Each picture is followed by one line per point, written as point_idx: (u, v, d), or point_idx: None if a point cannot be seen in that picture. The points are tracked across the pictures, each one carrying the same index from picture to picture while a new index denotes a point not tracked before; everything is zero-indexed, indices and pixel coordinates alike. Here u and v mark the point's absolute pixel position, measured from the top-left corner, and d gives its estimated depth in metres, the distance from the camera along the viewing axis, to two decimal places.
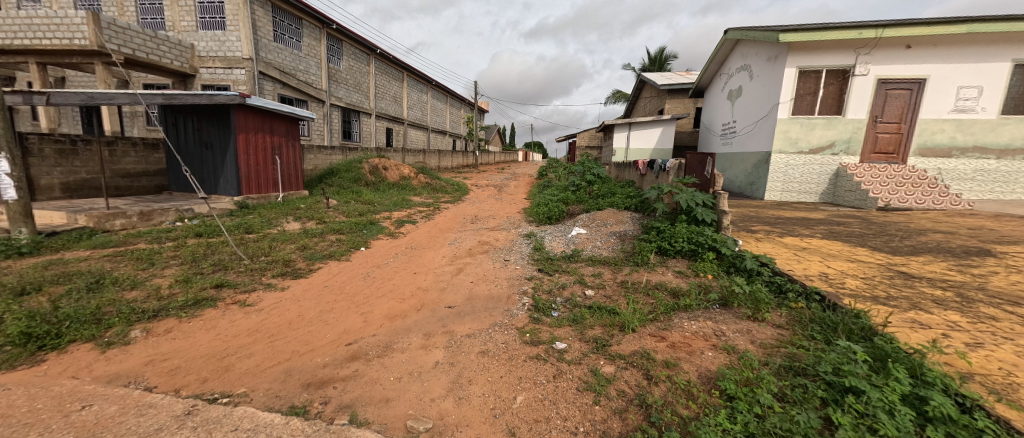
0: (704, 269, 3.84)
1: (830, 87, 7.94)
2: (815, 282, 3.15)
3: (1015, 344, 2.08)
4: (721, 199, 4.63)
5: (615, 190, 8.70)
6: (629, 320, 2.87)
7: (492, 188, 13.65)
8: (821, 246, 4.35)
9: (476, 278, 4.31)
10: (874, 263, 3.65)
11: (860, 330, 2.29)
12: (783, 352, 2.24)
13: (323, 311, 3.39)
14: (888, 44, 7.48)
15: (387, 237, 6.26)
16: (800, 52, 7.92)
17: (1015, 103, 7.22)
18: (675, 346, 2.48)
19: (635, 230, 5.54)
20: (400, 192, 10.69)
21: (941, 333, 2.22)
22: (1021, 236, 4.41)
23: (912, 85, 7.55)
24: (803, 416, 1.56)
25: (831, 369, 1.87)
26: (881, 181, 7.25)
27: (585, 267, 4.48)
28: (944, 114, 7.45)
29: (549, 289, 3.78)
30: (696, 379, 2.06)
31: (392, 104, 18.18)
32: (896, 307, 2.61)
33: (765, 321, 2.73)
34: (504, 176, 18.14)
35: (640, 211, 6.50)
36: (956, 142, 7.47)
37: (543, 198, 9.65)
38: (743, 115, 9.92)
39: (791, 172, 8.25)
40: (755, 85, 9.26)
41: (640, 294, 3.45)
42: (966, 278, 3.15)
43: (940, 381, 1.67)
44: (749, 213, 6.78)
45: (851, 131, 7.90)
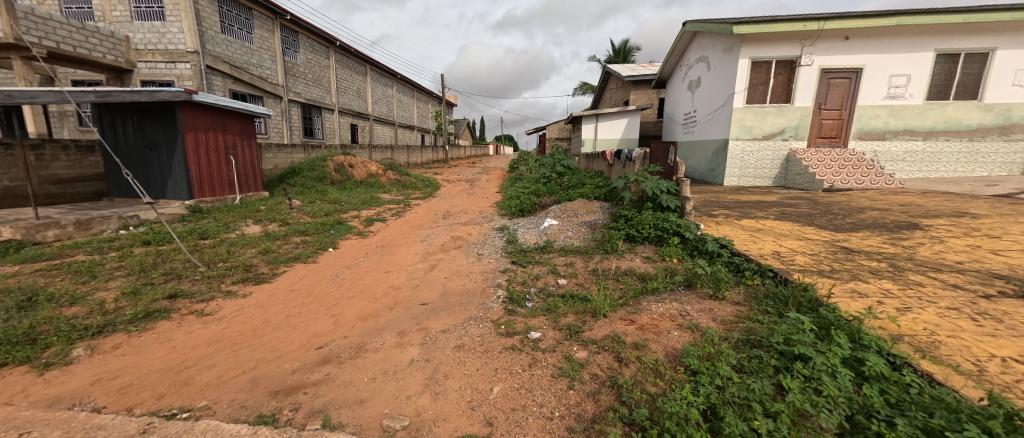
0: (670, 254, 4.01)
1: (779, 77, 8.42)
2: (769, 261, 3.38)
3: (937, 306, 2.32)
4: (683, 186, 4.83)
5: (584, 180, 8.85)
6: (601, 306, 2.96)
7: (464, 183, 13.54)
8: (774, 226, 4.65)
9: (450, 274, 4.28)
10: (820, 240, 3.95)
11: (808, 302, 2.49)
12: (741, 327, 2.39)
13: (290, 316, 3.27)
14: (830, 36, 8.00)
15: (357, 237, 6.08)
16: (752, 43, 8.32)
17: (938, 90, 7.93)
18: (644, 328, 2.58)
19: (604, 219, 5.68)
20: (368, 190, 10.38)
21: (877, 300, 2.44)
22: (943, 210, 4.91)
23: (851, 74, 8.15)
24: (758, 384, 1.68)
25: (783, 339, 2.02)
26: (826, 164, 7.81)
27: (557, 257, 4.55)
28: (879, 101, 8.10)
29: (523, 281, 3.82)
30: (663, 357, 2.16)
31: (355, 99, 17.54)
32: (839, 280, 2.85)
33: (725, 299, 2.90)
34: (475, 170, 18.02)
35: (608, 201, 6.66)
36: (889, 126, 8.15)
37: (514, 191, 9.69)
38: (702, 105, 10.34)
39: (747, 158, 8.74)
40: (712, 75, 9.67)
41: (611, 280, 3.57)
42: (898, 249, 3.48)
43: (874, 343, 1.85)
44: (710, 198, 7.12)
45: (799, 118, 8.44)
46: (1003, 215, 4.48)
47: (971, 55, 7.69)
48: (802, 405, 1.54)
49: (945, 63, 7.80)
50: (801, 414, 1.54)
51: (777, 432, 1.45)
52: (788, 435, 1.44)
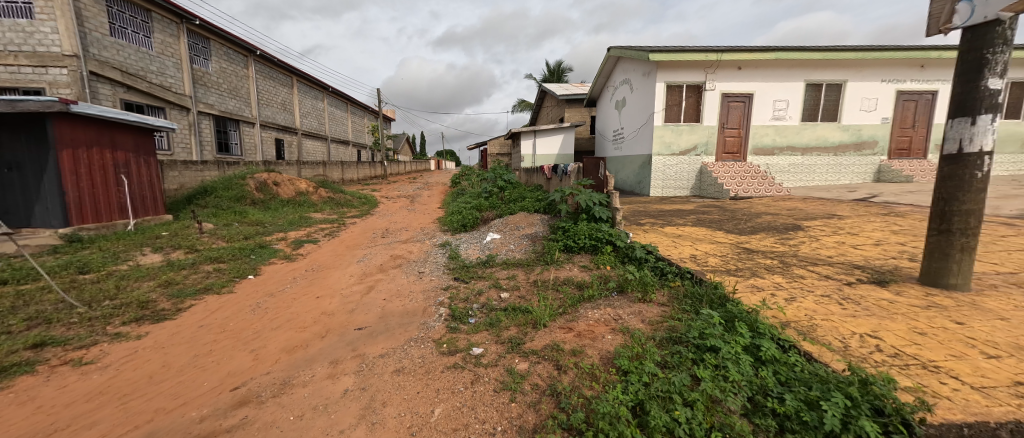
0: (604, 261, 4.25)
1: (689, 100, 9.53)
2: (687, 264, 3.77)
3: (815, 294, 2.76)
4: (613, 197, 5.19)
5: (525, 194, 9.11)
6: (541, 316, 3.05)
7: (404, 199, 13.14)
8: (691, 232, 5.20)
9: (389, 295, 4.09)
10: (727, 243, 4.49)
11: (718, 298, 2.81)
12: (665, 326, 2.62)
13: (199, 355, 2.89)
14: (727, 65, 9.25)
15: (283, 261, 5.57)
16: (665, 69, 9.33)
17: (810, 113, 9.53)
18: (581, 334, 2.71)
19: (544, 231, 5.88)
20: (297, 209, 9.62)
21: (770, 293, 2.84)
22: (818, 213, 5.87)
23: (744, 99, 9.47)
24: (677, 377, 1.85)
25: (698, 335, 2.25)
26: (731, 176, 8.93)
27: (500, 271, 4.60)
28: (767, 122, 9.50)
29: (466, 297, 3.79)
30: (598, 361, 2.29)
31: (280, 112, 16.27)
32: (742, 277, 3.26)
33: (652, 301, 3.16)
34: (416, 186, 17.61)
35: (548, 213, 6.92)
36: (776, 143, 9.59)
37: (456, 206, 9.64)
38: (628, 123, 11.25)
39: (668, 171, 9.70)
40: (635, 97, 10.62)
41: (550, 291, 3.69)
42: (786, 248, 4.08)
43: (768, 331, 2.15)
44: (638, 208, 7.73)
45: (707, 136, 9.58)
46: (859, 215, 5.48)
47: (830, 85, 9.37)
48: (713, 391, 1.72)
49: (812, 91, 9.42)
50: (713, 400, 1.72)
51: (694, 419, 1.61)
52: (703, 420, 1.60)
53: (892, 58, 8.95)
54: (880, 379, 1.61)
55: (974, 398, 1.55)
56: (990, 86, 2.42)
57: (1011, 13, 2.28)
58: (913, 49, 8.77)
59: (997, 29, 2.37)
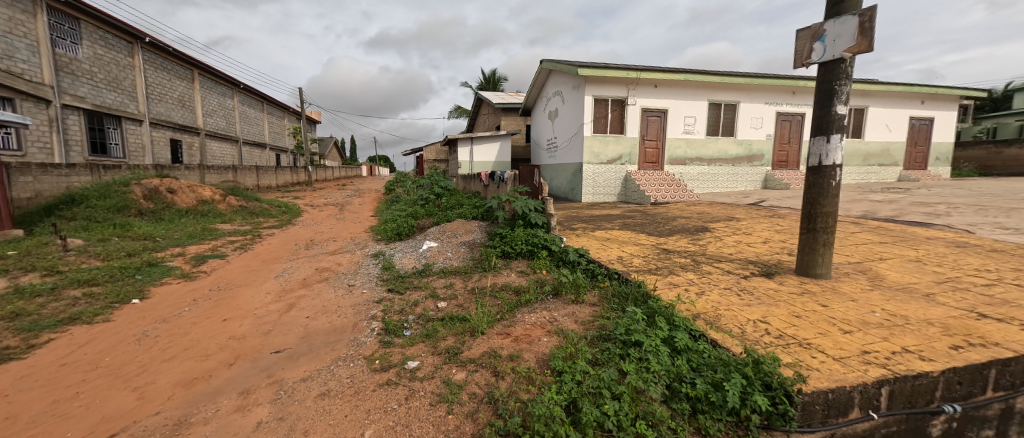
0: (540, 266, 4.37)
1: (614, 113, 10.29)
2: (615, 265, 4.04)
3: (720, 288, 3.14)
4: (548, 204, 5.39)
5: (462, 201, 9.04)
6: (479, 323, 3.03)
7: (332, 207, 12.21)
8: (618, 235, 5.60)
9: (313, 312, 3.75)
10: (649, 244, 4.91)
11: (641, 296, 3.05)
12: (596, 325, 2.78)
13: (60, 401, 2.37)
14: (645, 83, 10.19)
15: (180, 281, 4.81)
16: (593, 84, 9.99)
17: (713, 128, 10.86)
18: (518, 339, 2.75)
19: (482, 238, 5.87)
20: (199, 220, 8.42)
21: (684, 288, 3.16)
22: (721, 216, 6.70)
23: (661, 114, 10.49)
24: (606, 372, 1.96)
25: (624, 331, 2.41)
26: (651, 184, 9.80)
27: (437, 280, 4.48)
28: (679, 135, 10.64)
29: (401, 309, 3.62)
30: (534, 364, 2.34)
31: (178, 108, 14.20)
32: (661, 275, 3.60)
33: (584, 301, 3.32)
34: (345, 193, 16.50)
35: (485, 220, 6.95)
36: (687, 154, 10.77)
37: (390, 214, 9.22)
38: (561, 132, 11.79)
39: (597, 179, 10.35)
40: (567, 108, 11.18)
41: (488, 298, 3.68)
42: (697, 247, 4.59)
43: (682, 323, 2.39)
44: (571, 214, 8.11)
45: (631, 147, 10.44)
46: (752, 218, 6.38)
47: (728, 105, 10.81)
48: (637, 383, 1.86)
49: (714, 110, 10.77)
50: (637, 391, 1.86)
51: (621, 411, 1.72)
52: (629, 411, 1.72)
53: (773, 85, 10.62)
54: (769, 358, 1.88)
55: (835, 367, 1.88)
56: (838, 112, 3.00)
57: (851, 54, 2.84)
58: (788, 78, 10.50)
59: (843, 65, 2.93)
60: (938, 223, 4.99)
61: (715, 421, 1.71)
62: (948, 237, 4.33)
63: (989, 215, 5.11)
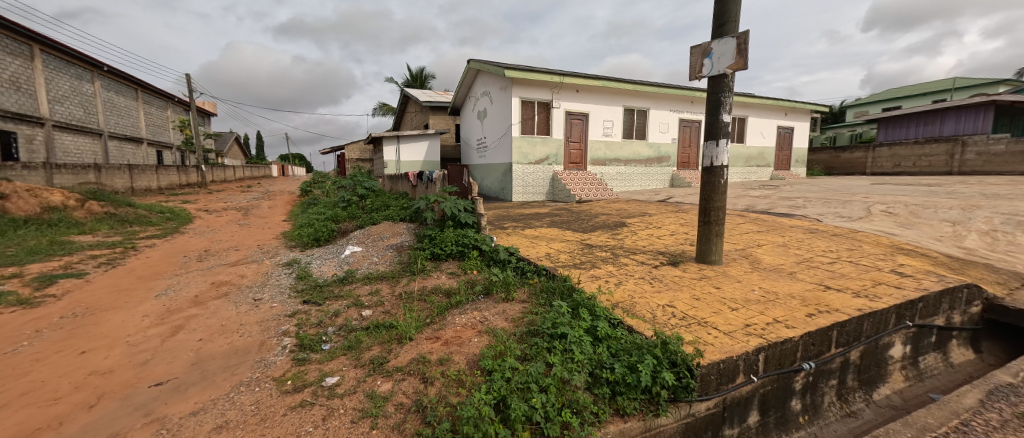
0: (471, 266, 4.34)
1: (540, 115, 10.65)
2: (543, 262, 4.19)
3: (635, 277, 3.44)
4: (477, 204, 5.38)
5: (388, 202, 8.60)
6: (406, 330, 2.90)
7: (233, 212, 10.75)
8: (546, 233, 5.81)
9: (208, 334, 3.25)
10: (574, 240, 5.18)
11: (567, 290, 3.20)
12: (525, 321, 2.85)
13: None
14: (568, 88, 10.73)
15: (14, 309, 3.81)
16: (519, 86, 10.23)
17: (628, 132, 11.84)
18: (448, 342, 2.69)
19: (411, 241, 5.65)
20: (45, 232, 6.77)
21: (605, 280, 3.39)
22: (636, 212, 7.34)
23: (582, 117, 11.14)
24: (534, 367, 2.01)
25: (551, 325, 2.50)
26: (576, 183, 10.37)
27: (361, 287, 4.19)
28: (599, 138, 11.40)
29: (318, 322, 3.31)
30: (464, 365, 2.32)
31: (9, 92, 11.28)
32: (585, 269, 3.82)
33: (514, 299, 3.38)
34: (251, 196, 14.63)
35: (414, 222, 6.71)
36: (607, 155, 11.59)
37: (305, 218, 8.41)
38: (490, 132, 11.85)
39: (526, 179, 10.64)
40: (495, 108, 11.30)
41: (416, 302, 3.55)
42: (616, 242, 4.96)
43: (602, 313, 2.57)
44: (502, 213, 8.21)
45: (556, 148, 10.91)
46: (662, 213, 7.11)
47: (640, 111, 11.86)
48: (562, 373, 1.93)
49: (629, 115, 11.74)
50: (563, 381, 1.94)
51: (548, 403, 1.78)
52: (555, 402, 1.79)
53: (677, 94, 11.94)
54: (674, 339, 2.11)
55: (726, 340, 2.18)
56: (724, 120, 3.47)
57: (732, 70, 3.31)
58: (688, 89, 11.88)
59: (726, 80, 3.41)
60: (798, 214, 6.07)
61: (630, 400, 1.86)
62: (805, 225, 5.29)
63: (832, 207, 6.36)
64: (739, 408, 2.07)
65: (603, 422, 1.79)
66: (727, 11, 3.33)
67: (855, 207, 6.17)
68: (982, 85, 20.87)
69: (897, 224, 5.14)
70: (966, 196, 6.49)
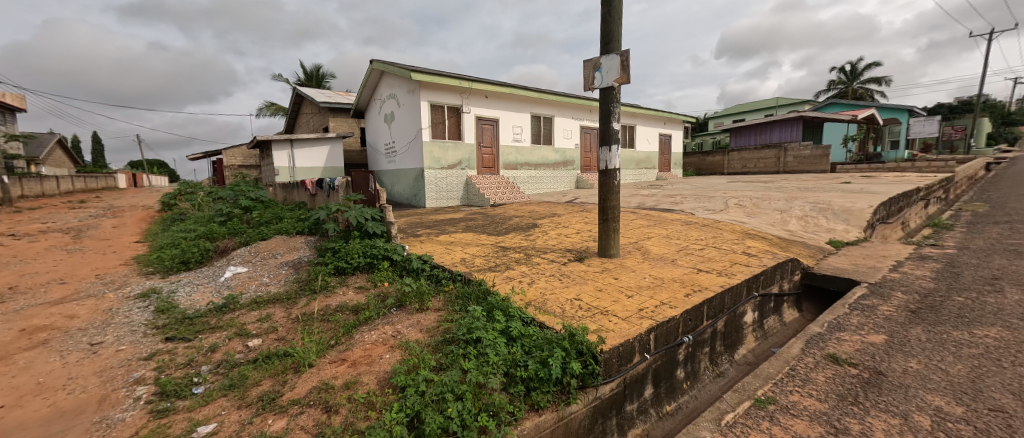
0: (382, 278, 4.07)
1: (450, 119, 10.56)
2: (458, 267, 4.15)
3: (547, 276, 3.60)
4: (386, 211, 5.09)
5: (281, 214, 7.61)
6: (305, 355, 2.59)
7: (57, 235, 8.35)
8: (461, 238, 5.78)
9: (13, 398, 2.44)
10: (489, 244, 5.24)
11: (482, 294, 3.21)
12: (440, 329, 2.77)
13: None
14: (477, 93, 10.85)
15: None
16: (427, 90, 10.01)
17: (536, 137, 12.44)
18: (356, 363, 2.47)
19: (311, 256, 5.08)
20: None
21: (519, 281, 3.49)
22: (546, 213, 7.75)
23: (492, 123, 11.36)
24: (449, 376, 1.95)
25: (467, 331, 2.46)
26: (489, 187, 10.54)
27: (247, 314, 3.60)
28: (510, 143, 11.74)
29: (187, 361, 2.74)
30: (374, 386, 2.15)
31: None
32: (499, 271, 3.89)
33: (429, 308, 3.27)
34: (85, 213, 11.55)
35: (313, 234, 6.05)
36: (518, 160, 12.01)
37: (170, 237, 6.96)
38: (398, 136, 11.35)
39: (439, 184, 10.42)
40: (402, 112, 10.87)
41: (318, 323, 3.19)
42: (528, 242, 5.17)
43: (516, 313, 2.63)
44: (415, 220, 7.91)
45: (469, 153, 10.92)
46: (568, 213, 7.63)
47: (545, 118, 12.57)
48: (478, 378, 1.92)
49: (536, 121, 12.35)
50: (479, 385, 1.92)
51: (464, 410, 1.74)
52: (472, 408, 1.77)
53: (576, 103, 12.98)
54: (580, 330, 2.26)
55: (623, 326, 2.42)
56: (614, 127, 3.86)
57: (619, 83, 3.71)
58: (585, 99, 13.01)
59: (615, 92, 3.78)
60: (677, 209, 7.08)
61: (544, 394, 1.95)
62: (683, 218, 6.20)
63: (701, 202, 7.57)
64: (637, 384, 2.31)
65: (519, 420, 1.83)
66: (611, 30, 3.72)
67: (717, 202, 7.44)
68: (794, 104, 27.11)
69: (746, 213, 6.35)
70: (788, 190, 8.34)
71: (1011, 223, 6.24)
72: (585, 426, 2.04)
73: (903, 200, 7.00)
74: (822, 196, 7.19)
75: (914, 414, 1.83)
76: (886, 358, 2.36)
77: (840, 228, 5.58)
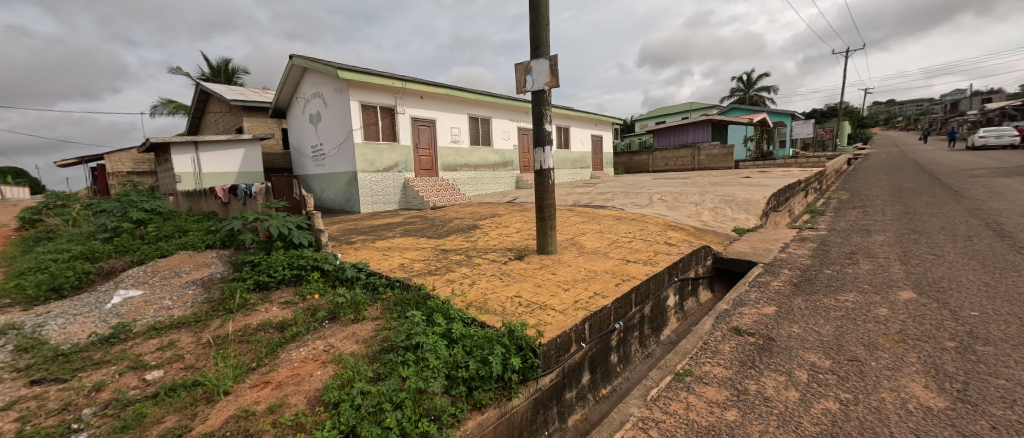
0: (311, 290, 3.77)
1: (384, 120, 10.13)
2: (396, 273, 4.01)
3: (488, 276, 3.61)
4: (314, 219, 4.73)
5: (186, 227, 6.69)
6: (219, 382, 2.31)
7: None
8: (399, 243, 5.57)
9: None
10: (429, 247, 5.13)
11: (422, 299, 3.14)
12: (377, 339, 2.64)
13: None
14: (411, 93, 10.54)
15: None
16: (357, 89, 9.50)
17: (475, 139, 12.41)
18: (282, 384, 2.27)
19: (225, 271, 4.55)
20: None
21: (460, 283, 3.46)
22: (487, 214, 7.79)
23: (429, 124, 11.10)
24: (387, 385, 1.87)
25: (406, 337, 2.39)
26: (429, 190, 10.31)
27: (144, 343, 3.10)
28: (447, 144, 11.56)
29: (61, 406, 2.28)
30: (302, 407, 1.99)
31: None
32: (439, 274, 3.82)
33: (366, 318, 3.11)
34: None
35: (229, 247, 5.43)
36: (458, 161, 11.87)
37: (35, 259, 5.73)
38: (326, 138, 10.61)
39: (374, 188, 9.93)
40: (330, 112, 10.18)
41: (236, 346, 2.87)
42: (469, 244, 5.14)
43: (457, 315, 2.61)
44: (349, 226, 7.46)
45: (405, 155, 10.55)
46: (509, 213, 7.73)
47: (483, 119, 12.60)
48: (418, 384, 1.87)
49: (473, 123, 12.32)
50: (419, 391, 1.88)
51: (404, 418, 1.69)
52: (413, 414, 1.72)
53: (513, 105, 13.23)
54: (519, 326, 2.34)
55: (561, 319, 2.53)
56: (547, 129, 4.00)
57: (549, 87, 3.86)
58: (521, 101, 13.32)
59: (545, 95, 3.93)
60: (609, 205, 7.54)
61: (485, 392, 1.97)
62: (614, 214, 6.62)
63: (630, 198, 8.14)
64: (575, 373, 2.43)
65: (461, 422, 1.82)
66: (540, 35, 3.86)
67: (643, 198, 8.07)
68: (704, 108, 30.41)
69: (667, 207, 6.98)
70: (702, 185, 9.35)
71: (864, 207, 7.65)
72: (526, 419, 2.09)
73: (789, 191, 8.22)
74: (728, 189, 8.18)
75: (796, 370, 2.17)
76: (775, 325, 2.77)
77: (742, 217, 6.40)
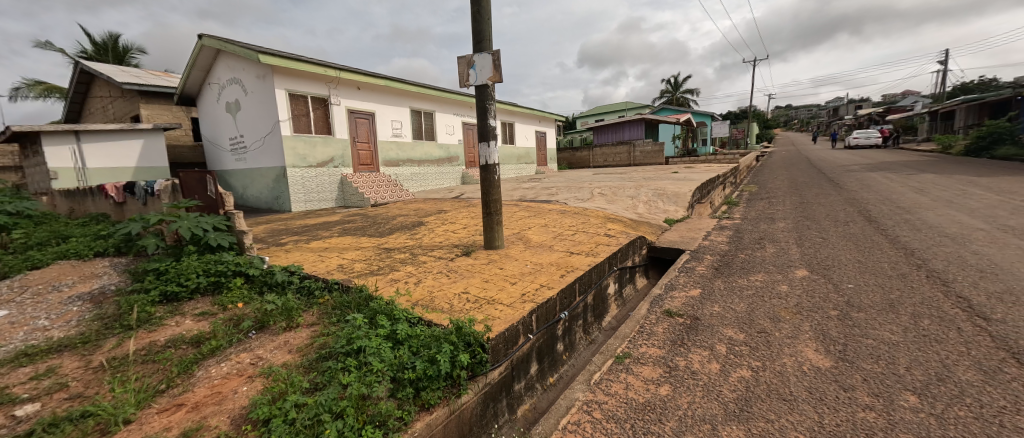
0: (233, 299, 3.39)
1: (316, 111, 9.38)
2: (334, 275, 3.75)
3: (434, 274, 3.53)
4: (235, 219, 4.25)
5: (68, 232, 5.64)
6: (117, 410, 1.98)
7: None
8: (336, 243, 5.22)
9: None
10: (370, 246, 4.87)
11: (364, 300, 2.98)
12: (313, 346, 2.46)
13: None
14: (345, 83, 9.88)
15: None
16: (283, 77, 8.69)
17: (417, 133, 12.00)
18: (199, 405, 2.02)
19: (122, 283, 3.92)
20: None
21: (404, 282, 3.34)
22: (432, 210, 7.61)
23: (367, 116, 10.50)
24: (325, 394, 1.75)
25: (346, 342, 2.25)
26: (369, 186, 9.79)
27: (10, 374, 2.55)
28: (388, 138, 11.03)
29: None
30: (224, 429, 1.78)
31: None
32: (381, 274, 3.65)
33: (300, 325, 2.88)
34: None
35: (126, 254, 4.66)
36: (400, 156, 11.39)
37: None
38: (248, 129, 9.58)
39: (307, 184, 9.18)
40: (251, 100, 9.20)
41: (140, 367, 2.49)
42: (413, 242, 4.97)
43: (402, 316, 2.52)
44: (280, 226, 6.84)
45: (341, 149, 9.87)
46: (454, 209, 7.62)
47: (425, 113, 12.22)
48: (360, 390, 1.78)
49: (415, 116, 11.89)
50: (362, 398, 1.79)
51: (346, 427, 1.60)
52: (355, 422, 1.63)
53: (456, 99, 13.00)
54: (467, 322, 2.32)
55: (509, 312, 2.56)
56: (491, 124, 3.99)
57: (492, 82, 3.84)
58: (464, 95, 13.14)
59: (489, 90, 3.91)
60: (553, 200, 7.77)
61: (433, 391, 1.93)
62: (558, 208, 6.83)
63: (573, 192, 8.44)
64: (523, 364, 2.48)
65: (409, 423, 1.76)
66: (482, 29, 3.82)
67: (585, 192, 8.43)
68: (638, 108, 32.53)
69: (607, 201, 7.37)
70: (637, 180, 10.00)
71: (770, 198, 8.77)
72: (476, 414, 2.08)
73: (710, 185, 9.13)
74: (660, 184, 8.86)
75: (717, 345, 2.43)
76: (700, 306, 3.07)
77: (671, 209, 6.98)
